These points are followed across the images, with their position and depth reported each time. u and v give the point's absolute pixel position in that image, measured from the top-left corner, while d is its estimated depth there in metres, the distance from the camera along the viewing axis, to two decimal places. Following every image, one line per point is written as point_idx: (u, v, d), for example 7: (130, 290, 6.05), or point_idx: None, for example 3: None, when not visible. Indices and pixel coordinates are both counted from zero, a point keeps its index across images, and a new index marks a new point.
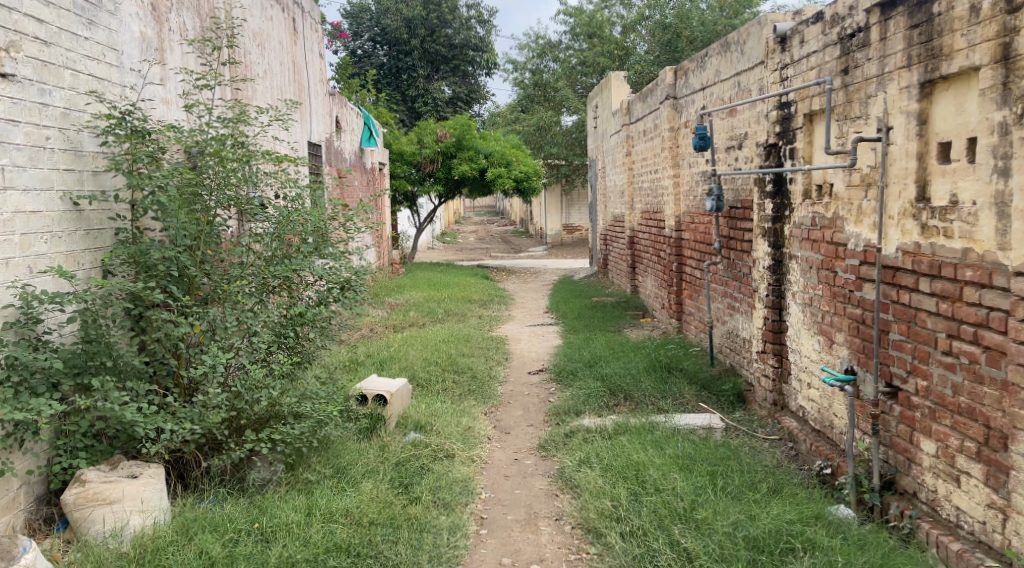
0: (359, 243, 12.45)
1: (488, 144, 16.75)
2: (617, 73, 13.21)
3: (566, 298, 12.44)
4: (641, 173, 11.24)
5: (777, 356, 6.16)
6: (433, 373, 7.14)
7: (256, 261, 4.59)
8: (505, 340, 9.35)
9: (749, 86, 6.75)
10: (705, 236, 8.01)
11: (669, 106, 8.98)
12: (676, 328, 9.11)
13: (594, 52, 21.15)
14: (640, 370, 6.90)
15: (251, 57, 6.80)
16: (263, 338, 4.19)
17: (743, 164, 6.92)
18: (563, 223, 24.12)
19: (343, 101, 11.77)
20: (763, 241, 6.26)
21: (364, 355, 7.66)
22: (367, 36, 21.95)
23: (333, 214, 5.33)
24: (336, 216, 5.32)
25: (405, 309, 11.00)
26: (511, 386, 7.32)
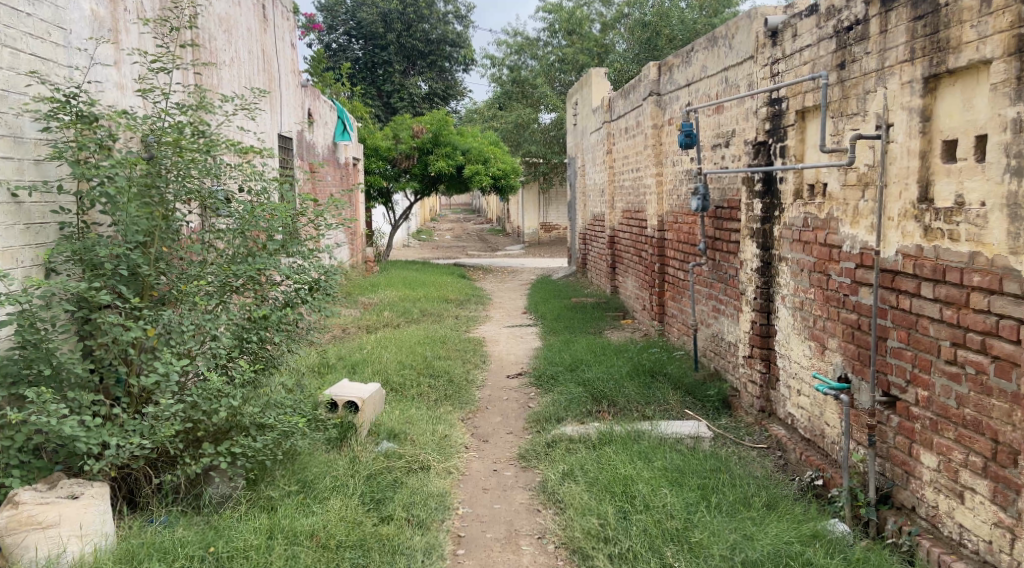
0: (331, 240, 12.12)
1: (466, 141, 16.50)
2: (599, 69, 12.99)
3: (544, 298, 12.19)
4: (622, 171, 11.03)
5: (764, 361, 5.94)
6: (407, 376, 6.87)
7: (217, 261, 4.29)
8: (482, 342, 9.09)
9: (737, 82, 6.53)
10: (688, 236, 7.80)
11: (652, 102, 8.81)
12: (658, 331, 8.90)
13: (573, 49, 20.96)
14: (623, 375, 6.66)
15: (217, 44, 6.53)
16: (224, 344, 3.90)
17: (730, 162, 6.72)
18: (540, 222, 23.89)
19: (315, 94, 11.44)
20: (751, 242, 6.04)
21: (336, 357, 7.37)
22: (343, 30, 21.54)
23: (302, 211, 5.05)
24: (306, 213, 5.05)
25: (379, 309, 10.69)
26: (489, 391, 7.06)
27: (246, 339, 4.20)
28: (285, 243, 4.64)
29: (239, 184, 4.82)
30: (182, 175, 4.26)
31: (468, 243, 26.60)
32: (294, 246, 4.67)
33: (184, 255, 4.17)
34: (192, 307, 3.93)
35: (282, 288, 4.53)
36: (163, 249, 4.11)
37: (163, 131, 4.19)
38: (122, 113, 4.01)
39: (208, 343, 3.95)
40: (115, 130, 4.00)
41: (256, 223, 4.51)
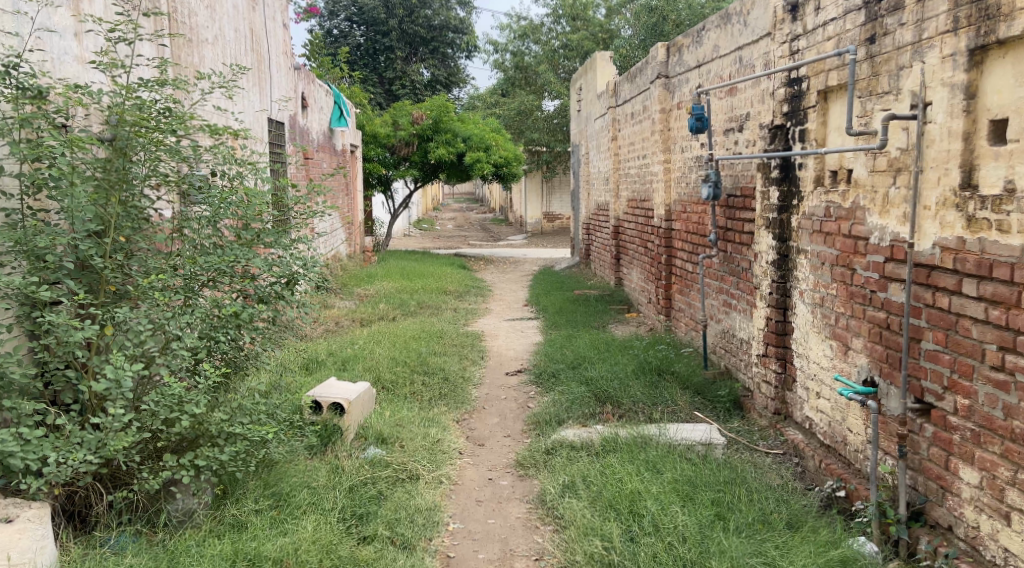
0: (325, 229, 11.76)
1: (467, 128, 16.09)
2: (604, 53, 12.58)
3: (546, 291, 11.80)
4: (627, 158, 10.64)
5: (780, 360, 5.54)
6: (401, 374, 6.51)
7: (185, 253, 3.92)
8: (481, 336, 8.71)
9: (752, 61, 6.14)
10: (698, 226, 7.42)
11: (660, 85, 8.41)
12: (664, 325, 8.52)
13: (578, 35, 20.53)
14: (628, 374, 6.28)
15: (197, 19, 6.19)
16: (188, 345, 3.54)
17: (744, 148, 6.34)
18: (543, 211, 23.47)
19: (311, 77, 11.06)
20: (766, 233, 5.66)
21: (326, 353, 7.00)
22: (344, 16, 21.08)
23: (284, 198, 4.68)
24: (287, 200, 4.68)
25: (375, 301, 10.33)
26: (486, 389, 6.69)
27: (217, 337, 3.83)
28: (262, 232, 4.27)
29: (214, 167, 4.45)
30: (148, 157, 3.89)
31: (470, 232, 26.19)
32: (272, 235, 4.30)
33: (146, 245, 3.81)
34: (152, 303, 3.56)
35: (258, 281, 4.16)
36: (123, 240, 3.76)
37: (126, 107, 3.81)
38: (74, 86, 3.62)
39: (171, 342, 3.58)
40: (66, 106, 3.61)
41: (228, 211, 4.15)
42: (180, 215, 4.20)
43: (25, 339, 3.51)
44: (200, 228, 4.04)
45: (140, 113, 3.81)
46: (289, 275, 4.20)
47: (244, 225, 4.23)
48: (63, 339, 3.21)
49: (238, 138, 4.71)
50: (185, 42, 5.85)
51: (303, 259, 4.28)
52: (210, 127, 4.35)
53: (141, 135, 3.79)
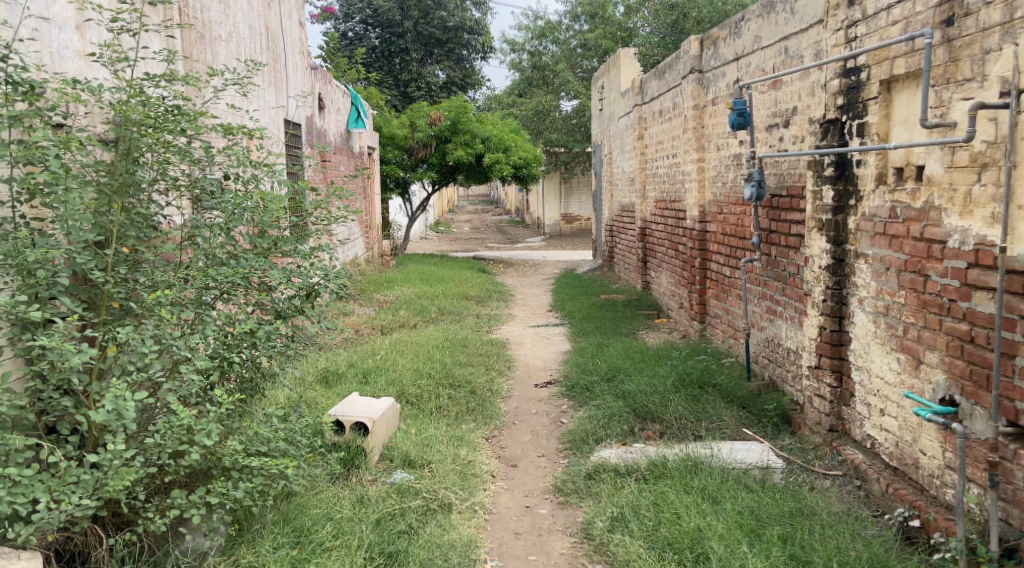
0: (342, 233, 11.40)
1: (486, 128, 15.69)
2: (629, 49, 12.20)
3: (570, 295, 11.41)
4: (655, 158, 10.25)
5: (835, 373, 5.12)
6: (425, 388, 6.13)
7: (195, 263, 3.57)
8: (506, 345, 8.32)
9: (800, 52, 5.78)
10: (738, 227, 7.04)
11: (694, 80, 8.04)
12: (699, 332, 8.12)
13: (595, 34, 20.09)
14: (667, 387, 5.89)
15: (210, 14, 5.85)
16: (199, 369, 3.16)
17: (790, 145, 5.95)
18: (562, 213, 23.00)
19: (328, 78, 10.74)
20: (818, 234, 5.27)
21: (346, 366, 6.64)
22: (359, 19, 20.77)
23: (301, 202, 4.33)
24: (304, 205, 4.32)
25: (394, 308, 9.97)
26: (515, 403, 6.31)
27: (230, 357, 3.46)
28: (279, 241, 3.93)
29: (225, 170, 4.11)
30: (158, 157, 3.59)
31: (486, 235, 25.81)
32: (291, 242, 3.95)
33: (153, 255, 3.46)
34: (155, 321, 3.21)
35: (273, 292, 3.81)
36: (127, 251, 3.41)
37: (127, 103, 3.45)
38: (70, 82, 3.25)
39: (179, 364, 3.22)
40: (60, 104, 3.24)
41: (242, 217, 3.81)
42: (189, 223, 3.86)
43: (20, 363, 3.18)
44: (213, 236, 3.69)
45: (145, 109, 3.45)
46: (306, 288, 3.81)
47: (258, 229, 3.89)
48: (56, 366, 2.86)
49: (253, 138, 4.38)
50: (196, 37, 5.52)
51: (322, 269, 3.85)
52: (222, 126, 4.00)
53: (143, 134, 3.44)
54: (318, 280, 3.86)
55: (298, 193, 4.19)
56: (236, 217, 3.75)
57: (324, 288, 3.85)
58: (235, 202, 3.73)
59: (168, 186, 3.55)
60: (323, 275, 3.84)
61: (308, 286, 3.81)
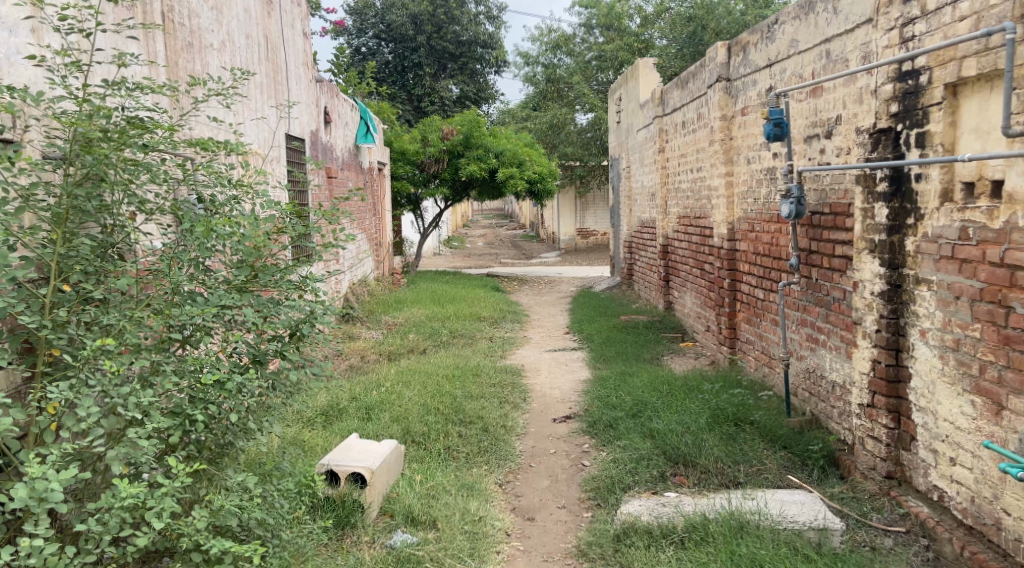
0: (349, 253, 10.89)
1: (499, 142, 15.24)
2: (647, 59, 11.71)
3: (589, 316, 10.85)
4: (677, 171, 9.73)
5: (892, 412, 4.55)
6: (433, 425, 5.60)
7: (155, 303, 3.12)
8: (522, 372, 7.78)
9: (843, 56, 5.25)
10: (774, 247, 6.49)
11: (720, 89, 7.51)
12: (729, 358, 7.57)
13: (613, 45, 19.40)
14: (699, 425, 5.33)
15: (199, 21, 5.39)
16: (150, 434, 2.70)
17: (832, 157, 5.43)
18: (577, 228, 22.46)
19: (335, 92, 10.29)
20: (870, 257, 4.72)
21: (348, 399, 6.11)
22: (372, 34, 20.38)
23: (287, 228, 3.83)
24: (290, 230, 3.82)
25: (403, 331, 9.45)
26: (531, 441, 5.75)
27: (192, 414, 2.94)
28: (259, 271, 3.46)
29: (201, 191, 3.62)
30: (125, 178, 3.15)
31: (500, 250, 25.25)
32: (277, 271, 3.50)
33: (105, 292, 3.02)
34: (97, 374, 2.75)
35: (252, 331, 3.33)
36: (72, 288, 2.96)
37: (69, 115, 3.02)
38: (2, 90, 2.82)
39: (129, 429, 2.77)
40: None
41: (210, 245, 3.33)
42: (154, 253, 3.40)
43: None
44: (174, 269, 3.22)
45: (91, 123, 3.03)
46: (291, 329, 3.40)
47: (233, 255, 3.43)
48: None
49: (236, 154, 3.90)
50: (180, 45, 5.05)
51: (310, 306, 3.48)
52: (188, 142, 3.55)
53: (88, 152, 3.00)
54: (303, 318, 3.46)
55: (283, 214, 3.71)
56: (204, 246, 3.26)
57: (310, 328, 3.45)
58: (203, 227, 3.25)
59: (123, 215, 3.11)
60: (310, 311, 3.46)
61: (295, 325, 3.40)
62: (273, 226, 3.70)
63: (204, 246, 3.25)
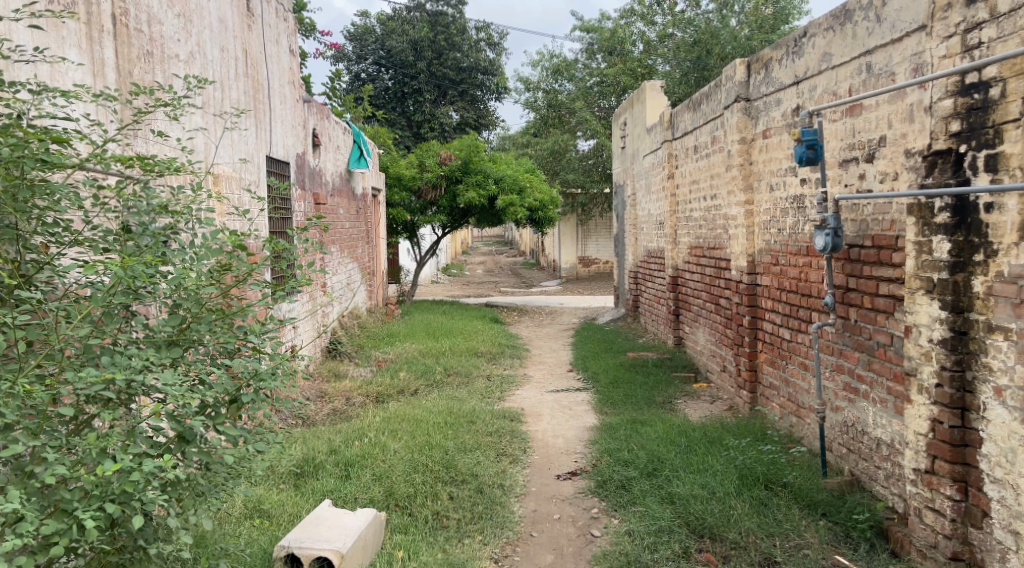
0: (337, 284, 10.22)
1: (499, 169, 14.68)
2: (655, 82, 11.17)
3: (594, 351, 10.19)
4: (688, 199, 9.11)
5: (957, 482, 3.99)
6: (423, 487, 4.93)
7: (47, 362, 2.75)
8: (521, 417, 7.11)
9: (887, 69, 4.63)
10: (803, 283, 5.85)
11: (739, 110, 6.88)
12: (749, 403, 6.93)
13: (616, 69, 18.74)
14: (726, 490, 4.70)
15: (162, 28, 4.72)
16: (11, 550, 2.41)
17: (873, 183, 4.80)
18: (579, 256, 21.84)
19: (324, 113, 9.67)
20: (926, 298, 4.11)
21: (324, 453, 5.42)
22: (371, 60, 19.86)
23: (233, 265, 3.26)
24: (238, 270, 3.27)
25: (394, 368, 8.79)
26: (531, 504, 5.06)
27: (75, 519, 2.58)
28: (194, 320, 3.08)
29: (125, 219, 3.09)
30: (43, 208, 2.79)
31: (499, 278, 24.50)
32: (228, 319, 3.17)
33: None
34: None
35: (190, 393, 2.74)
36: None
37: None
38: None
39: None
40: None
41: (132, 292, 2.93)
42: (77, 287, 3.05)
43: None
44: (68, 322, 2.77)
45: None
46: (225, 390, 3.06)
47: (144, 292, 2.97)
48: None
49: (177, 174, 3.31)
50: (136, 53, 4.38)
51: (251, 365, 3.14)
52: (100, 159, 2.99)
53: None
54: (243, 381, 3.11)
55: (235, 243, 3.22)
56: (112, 300, 2.81)
57: (251, 394, 3.10)
58: (110, 267, 2.75)
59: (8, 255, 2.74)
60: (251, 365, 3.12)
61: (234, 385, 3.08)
62: (219, 263, 3.21)
63: (109, 296, 2.77)
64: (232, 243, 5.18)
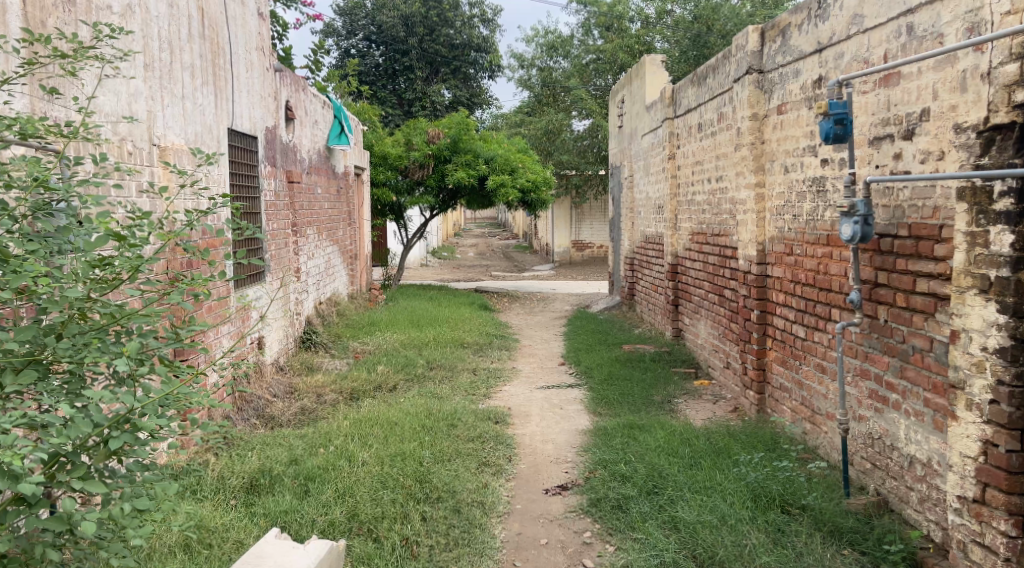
0: (314, 269, 9.57)
1: (491, 148, 14.05)
2: (655, 56, 10.48)
3: (588, 343, 9.56)
4: (691, 181, 8.47)
5: (1013, 515, 3.41)
6: (390, 507, 4.32)
7: None
8: (508, 417, 6.50)
9: (933, 31, 4.01)
10: (824, 277, 5.22)
11: (751, 83, 6.24)
12: (758, 407, 6.31)
13: (614, 45, 17.97)
14: (738, 515, 4.10)
15: None
16: None
17: (913, 164, 4.18)
18: (572, 239, 21.17)
19: (301, 85, 8.97)
20: (980, 299, 3.52)
21: (283, 464, 4.81)
22: (362, 35, 19.14)
23: (113, 259, 2.75)
24: (117, 266, 2.74)
25: (372, 361, 8.16)
26: (515, 525, 4.45)
27: None
28: (63, 332, 2.61)
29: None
30: None
31: (491, 261, 23.89)
32: (105, 334, 2.67)
33: None
34: None
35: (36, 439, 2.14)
36: None
37: None
38: None
39: None
40: None
41: None
42: None
43: None
44: None
45: None
46: (84, 434, 2.53)
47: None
48: None
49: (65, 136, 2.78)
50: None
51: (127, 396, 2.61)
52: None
53: None
54: (114, 419, 2.61)
55: (120, 237, 2.68)
56: None
57: (124, 432, 2.61)
58: None
59: None
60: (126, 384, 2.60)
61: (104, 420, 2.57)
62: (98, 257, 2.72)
63: None
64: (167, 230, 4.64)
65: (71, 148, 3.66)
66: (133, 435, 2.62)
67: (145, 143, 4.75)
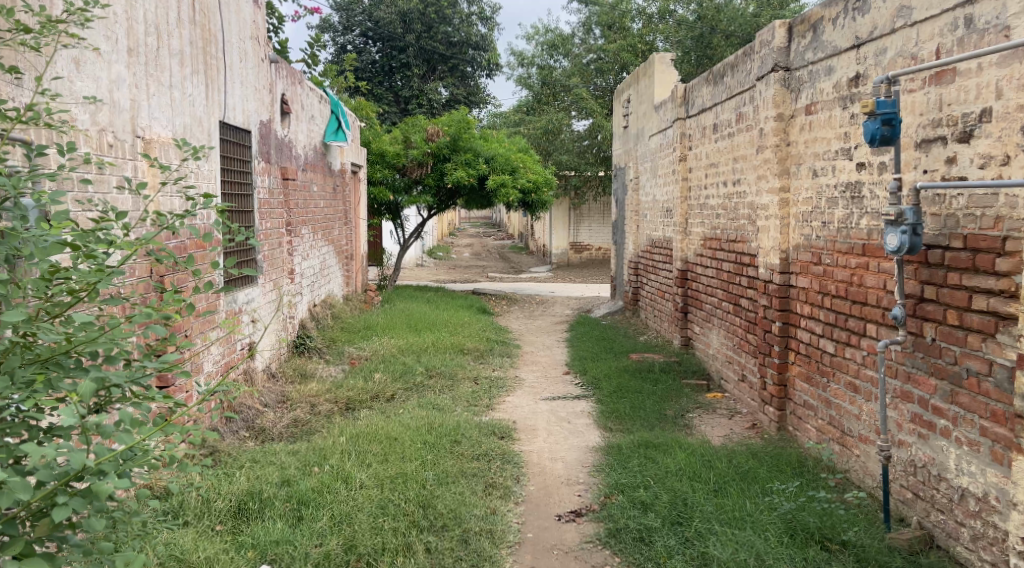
0: (308, 269, 9.18)
1: (491, 147, 13.69)
2: (665, 54, 10.12)
3: (593, 351, 9.18)
4: (704, 184, 8.12)
5: None
6: (391, 539, 3.94)
7: None
8: (514, 432, 6.12)
9: (999, 24, 3.66)
10: (858, 290, 4.86)
11: (777, 81, 5.88)
12: (779, 424, 5.95)
13: (616, 45, 17.62)
14: (775, 554, 3.74)
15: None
16: None
17: (970, 169, 3.82)
18: (571, 241, 20.77)
19: (297, 78, 8.57)
20: None
21: (274, 485, 4.42)
22: (359, 31, 18.70)
23: (69, 272, 2.42)
24: (74, 280, 2.42)
25: (368, 368, 7.76)
26: (527, 557, 4.07)
27: None
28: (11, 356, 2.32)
29: None
30: None
31: (487, 262, 23.47)
32: (57, 364, 2.36)
33: None
34: None
35: None
36: None
37: None
38: None
39: None
40: None
41: None
42: None
43: None
44: None
45: None
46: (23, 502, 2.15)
47: None
48: None
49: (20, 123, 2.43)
50: None
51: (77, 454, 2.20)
52: None
53: None
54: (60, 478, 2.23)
55: (75, 246, 2.36)
56: None
57: (69, 493, 2.23)
58: None
59: None
60: (81, 427, 2.27)
61: (52, 477, 2.22)
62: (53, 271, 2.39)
63: None
64: (147, 234, 4.30)
65: (37, 136, 3.32)
66: (85, 503, 2.22)
67: (128, 135, 4.40)
